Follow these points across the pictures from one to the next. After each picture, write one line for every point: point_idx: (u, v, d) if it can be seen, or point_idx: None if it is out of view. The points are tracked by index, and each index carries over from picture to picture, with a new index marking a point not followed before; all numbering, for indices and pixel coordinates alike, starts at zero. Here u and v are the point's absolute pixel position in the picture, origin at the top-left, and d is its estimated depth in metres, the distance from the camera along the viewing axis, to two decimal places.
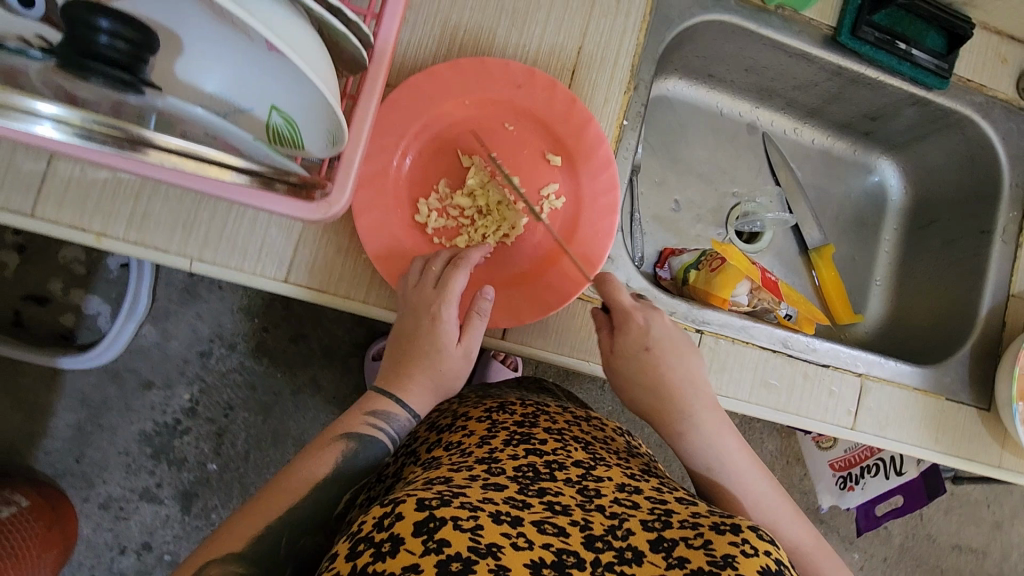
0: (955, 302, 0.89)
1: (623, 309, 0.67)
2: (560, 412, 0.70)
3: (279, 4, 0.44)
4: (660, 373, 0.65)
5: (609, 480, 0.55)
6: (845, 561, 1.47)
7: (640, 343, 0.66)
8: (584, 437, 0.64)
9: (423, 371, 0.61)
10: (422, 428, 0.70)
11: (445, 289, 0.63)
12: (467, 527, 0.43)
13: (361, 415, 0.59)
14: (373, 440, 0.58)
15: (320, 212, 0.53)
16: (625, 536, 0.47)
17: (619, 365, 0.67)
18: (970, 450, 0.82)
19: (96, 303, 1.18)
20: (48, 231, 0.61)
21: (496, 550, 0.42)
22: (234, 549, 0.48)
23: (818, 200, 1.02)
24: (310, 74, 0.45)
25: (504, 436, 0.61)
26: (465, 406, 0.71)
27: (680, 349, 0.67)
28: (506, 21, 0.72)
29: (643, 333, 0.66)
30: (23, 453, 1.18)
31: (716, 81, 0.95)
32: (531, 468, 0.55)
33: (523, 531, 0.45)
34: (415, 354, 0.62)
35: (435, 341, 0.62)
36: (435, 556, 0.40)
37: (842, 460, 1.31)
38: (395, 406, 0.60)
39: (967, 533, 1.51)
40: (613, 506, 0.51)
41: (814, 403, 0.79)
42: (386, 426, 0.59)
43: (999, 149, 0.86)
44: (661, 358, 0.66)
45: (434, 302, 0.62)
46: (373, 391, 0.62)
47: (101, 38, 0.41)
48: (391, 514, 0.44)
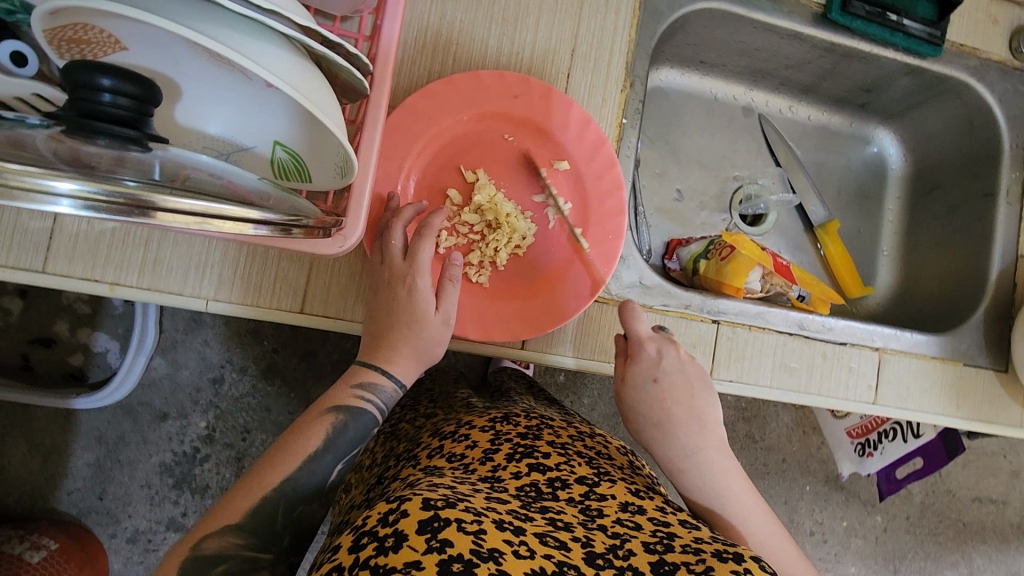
0: (964, 266, 0.89)
1: (638, 338, 0.68)
2: (564, 426, 0.70)
3: (275, 43, 0.41)
4: (666, 407, 0.65)
5: (613, 499, 0.56)
6: (868, 524, 1.49)
7: (649, 373, 0.66)
8: (587, 452, 0.65)
9: (406, 341, 0.62)
10: (427, 434, 0.71)
11: (415, 260, 0.62)
12: (471, 529, 0.44)
13: (348, 389, 0.60)
14: (362, 413, 0.59)
15: (336, 246, 0.53)
16: (626, 556, 0.49)
17: (629, 396, 0.67)
18: (991, 413, 0.82)
19: (103, 340, 1.17)
20: (61, 284, 0.61)
21: (497, 555, 0.44)
22: (231, 522, 0.52)
23: (819, 177, 1.02)
24: (315, 112, 0.43)
25: (507, 449, 0.61)
26: (471, 414, 0.72)
27: (693, 385, 0.66)
28: (497, 30, 0.72)
29: (654, 363, 0.67)
30: (45, 495, 1.18)
31: (709, 67, 0.94)
32: (534, 487, 0.56)
33: (525, 539, 0.46)
34: (390, 320, 0.62)
35: (409, 308, 0.62)
36: (437, 555, 0.42)
37: (859, 426, 1.31)
38: (381, 378, 0.61)
39: (987, 486, 1.52)
40: (616, 527, 0.52)
41: (834, 382, 0.79)
42: (375, 397, 0.60)
43: (996, 111, 0.86)
44: (669, 391, 0.66)
45: (408, 274, 0.62)
46: (357, 363, 0.62)
47: (104, 97, 0.40)
48: (397, 510, 0.45)
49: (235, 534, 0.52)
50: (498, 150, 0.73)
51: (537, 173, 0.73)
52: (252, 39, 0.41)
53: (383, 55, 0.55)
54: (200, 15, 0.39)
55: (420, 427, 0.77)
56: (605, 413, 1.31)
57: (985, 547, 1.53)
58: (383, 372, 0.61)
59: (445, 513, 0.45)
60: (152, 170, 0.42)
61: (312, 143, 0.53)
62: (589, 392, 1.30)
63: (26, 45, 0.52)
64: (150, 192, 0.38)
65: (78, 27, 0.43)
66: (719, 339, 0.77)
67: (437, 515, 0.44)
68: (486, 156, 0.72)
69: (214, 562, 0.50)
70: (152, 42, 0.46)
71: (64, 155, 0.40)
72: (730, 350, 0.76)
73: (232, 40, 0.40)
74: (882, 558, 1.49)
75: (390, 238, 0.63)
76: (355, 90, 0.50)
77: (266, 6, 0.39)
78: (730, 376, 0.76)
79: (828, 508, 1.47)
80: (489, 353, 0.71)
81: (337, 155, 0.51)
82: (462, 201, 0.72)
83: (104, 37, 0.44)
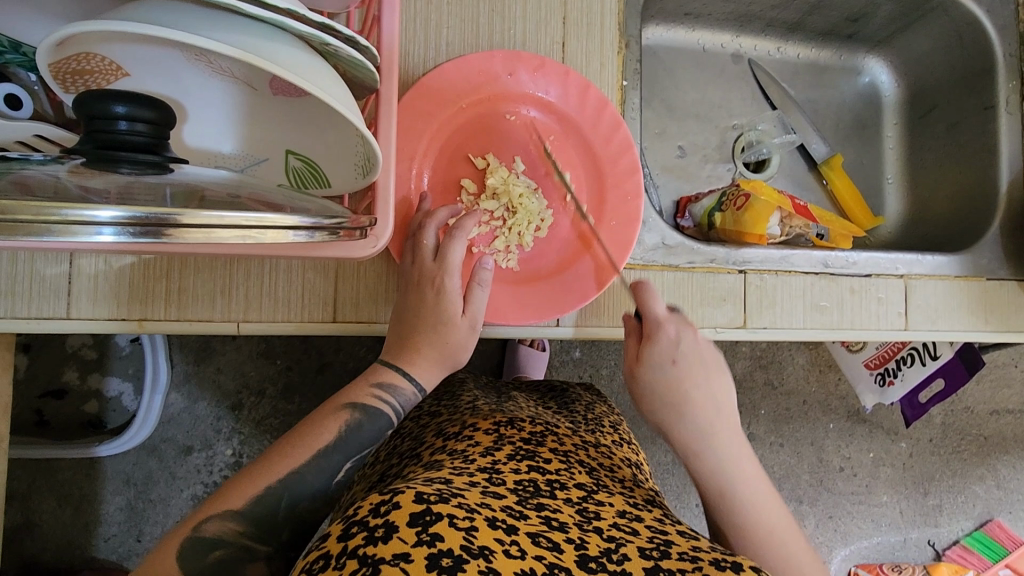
0: (972, 183, 0.89)
1: (656, 319, 0.65)
2: (569, 435, 0.71)
3: (290, 41, 0.39)
4: (682, 388, 0.65)
5: (610, 506, 0.56)
6: (894, 451, 1.51)
7: (668, 356, 0.65)
8: (589, 461, 0.66)
9: (430, 343, 0.62)
10: (431, 435, 0.71)
11: (446, 261, 0.62)
12: (462, 525, 0.44)
13: (367, 387, 0.60)
14: (377, 414, 0.58)
15: (369, 247, 0.51)
16: (621, 560, 0.47)
17: (643, 376, 0.66)
18: (1018, 322, 0.83)
19: (116, 384, 1.15)
20: (89, 329, 0.60)
21: (488, 553, 0.44)
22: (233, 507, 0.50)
23: (816, 114, 1.02)
24: (337, 106, 0.40)
25: (508, 450, 0.61)
26: (475, 416, 0.72)
27: (707, 370, 0.66)
28: (486, 7, 0.70)
29: (673, 345, 0.65)
30: (81, 546, 1.17)
31: (694, 19, 0.93)
32: (531, 484, 0.56)
33: (517, 539, 0.46)
34: (421, 318, 0.62)
35: (438, 309, 0.61)
36: (427, 548, 0.42)
37: (876, 357, 1.31)
38: (401, 379, 0.60)
39: (1002, 397, 1.54)
40: (612, 530, 0.51)
41: (865, 314, 0.80)
42: (391, 399, 0.60)
43: (986, 22, 0.85)
44: (686, 373, 0.65)
45: (438, 275, 0.62)
46: (379, 362, 0.62)
47: (120, 124, 0.38)
48: (388, 501, 0.44)
49: (235, 519, 0.50)
50: (502, 132, 0.71)
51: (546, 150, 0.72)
52: (271, 42, 0.38)
53: (387, 45, 0.53)
54: (214, 23, 0.37)
55: (423, 426, 0.77)
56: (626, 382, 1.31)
57: (1010, 458, 1.56)
58: (405, 373, 0.61)
59: (438, 508, 0.45)
60: (164, 197, 0.39)
61: (327, 148, 0.51)
62: (606, 363, 1.30)
63: (16, 87, 0.50)
64: (178, 210, 0.36)
65: (82, 57, 0.41)
66: (749, 289, 0.77)
67: (429, 509, 0.44)
68: (492, 140, 0.71)
69: (210, 548, 0.48)
70: (156, 65, 0.44)
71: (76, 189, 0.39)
72: (761, 298, 0.77)
73: (250, 45, 0.37)
74: (912, 483, 1.52)
75: (422, 237, 0.63)
76: (364, 85, 0.48)
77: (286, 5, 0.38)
78: (763, 324, 0.76)
79: (854, 442, 1.49)
80: (526, 334, 0.71)
81: (357, 155, 0.49)
82: (477, 189, 0.71)
83: (107, 65, 0.43)
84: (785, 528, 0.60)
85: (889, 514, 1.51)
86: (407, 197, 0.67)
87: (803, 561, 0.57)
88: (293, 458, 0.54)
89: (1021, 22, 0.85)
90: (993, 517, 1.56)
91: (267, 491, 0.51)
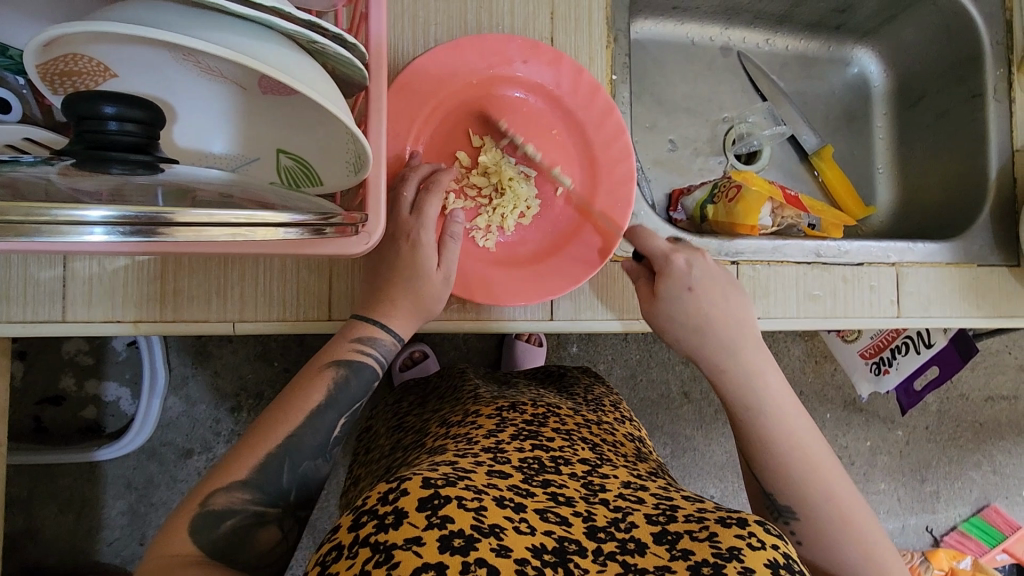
0: (963, 172, 0.89)
1: (661, 253, 0.66)
2: (571, 414, 0.71)
3: (277, 41, 0.39)
4: (704, 312, 0.63)
5: (615, 478, 0.57)
6: (891, 439, 1.52)
7: (683, 284, 0.64)
8: (592, 438, 0.66)
9: (403, 292, 0.61)
10: (435, 426, 0.72)
11: (422, 215, 0.62)
12: (471, 506, 0.45)
13: (348, 342, 0.60)
14: (363, 367, 0.59)
15: (361, 244, 0.50)
16: (628, 528, 0.48)
17: (663, 308, 0.65)
18: (1010, 308, 0.84)
19: (113, 388, 1.15)
20: (83, 331, 0.60)
21: (498, 530, 0.44)
22: (239, 477, 0.52)
23: (806, 105, 1.02)
24: (330, 107, 0.41)
25: (512, 431, 0.62)
26: (478, 403, 0.72)
27: (724, 289, 0.65)
28: (473, 4, 0.70)
29: (686, 273, 0.64)
30: (84, 550, 1.17)
31: (682, 13, 0.94)
32: (537, 461, 0.56)
33: (526, 517, 0.47)
34: (392, 273, 0.61)
35: (411, 262, 0.61)
36: (438, 530, 0.42)
37: (871, 346, 1.31)
38: (378, 331, 0.60)
39: (997, 383, 1.55)
40: (618, 501, 0.52)
41: (858, 302, 0.80)
42: (374, 350, 0.60)
43: (972, 11, 0.86)
44: (704, 297, 0.64)
45: (411, 231, 0.61)
46: (355, 317, 0.62)
47: (110, 125, 0.39)
48: (396, 489, 0.45)
49: (243, 489, 0.51)
50: (502, 114, 0.72)
51: (544, 141, 0.73)
52: (263, 43, 0.39)
53: (375, 40, 0.53)
54: (205, 23, 0.37)
55: (427, 420, 0.78)
56: (622, 376, 1.32)
57: (1006, 443, 1.57)
58: (383, 326, 0.61)
59: (445, 491, 0.45)
60: (156, 198, 0.40)
61: (318, 145, 0.52)
62: (603, 357, 1.30)
63: (5, 90, 0.50)
64: (172, 208, 0.36)
65: (69, 59, 0.41)
66: (742, 280, 0.77)
67: (437, 493, 0.45)
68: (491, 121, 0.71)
69: (221, 519, 0.49)
70: (144, 65, 0.45)
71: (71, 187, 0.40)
72: (754, 288, 0.77)
73: (242, 45, 0.38)
74: (909, 470, 1.53)
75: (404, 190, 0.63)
76: (352, 82, 0.48)
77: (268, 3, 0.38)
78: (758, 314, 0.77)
79: (851, 431, 1.50)
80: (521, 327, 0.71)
81: (347, 152, 0.49)
82: (470, 163, 0.71)
83: (94, 65, 0.43)
84: (806, 434, 0.59)
85: (887, 502, 1.52)
86: (399, 155, 0.68)
87: (829, 471, 0.57)
88: (287, 423, 0.55)
89: (1006, 11, 0.86)
90: (989, 502, 1.58)
91: (269, 457, 0.53)
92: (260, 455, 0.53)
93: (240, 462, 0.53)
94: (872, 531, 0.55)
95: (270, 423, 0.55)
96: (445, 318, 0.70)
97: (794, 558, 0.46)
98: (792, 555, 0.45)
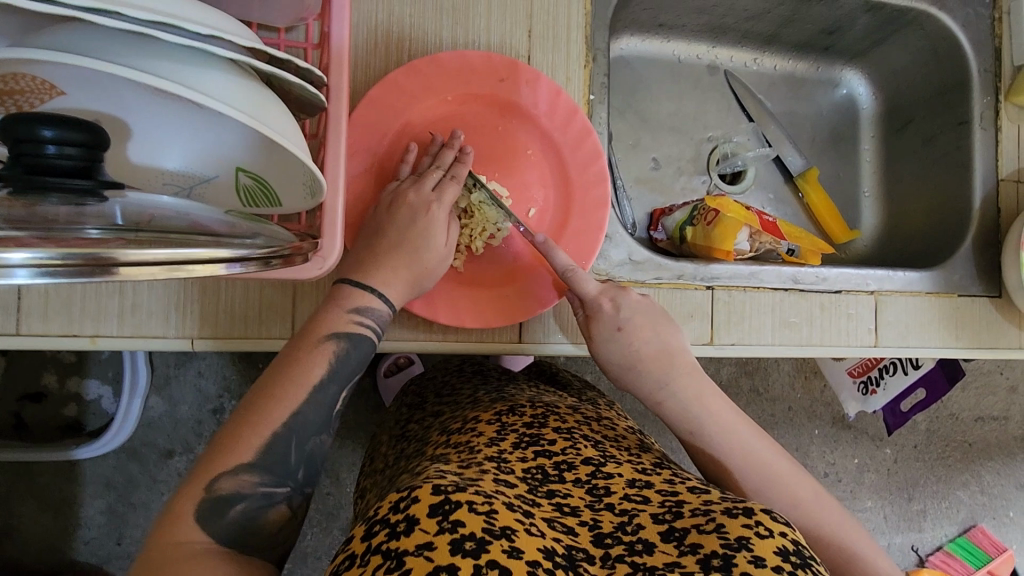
0: (946, 199, 0.88)
1: (590, 298, 0.64)
2: (571, 413, 0.70)
3: (224, 71, 0.40)
4: (636, 349, 0.64)
5: (619, 477, 0.55)
6: (879, 458, 1.50)
7: (613, 325, 0.64)
8: (593, 435, 0.64)
9: (404, 262, 0.60)
10: (435, 434, 0.70)
11: (442, 191, 0.64)
12: (482, 510, 0.43)
13: (345, 313, 0.56)
14: (362, 339, 0.56)
15: (316, 269, 0.52)
16: (635, 530, 0.48)
17: (598, 350, 0.66)
18: (989, 340, 0.83)
19: (95, 387, 1.14)
20: (40, 344, 0.60)
21: (510, 532, 0.42)
22: (244, 459, 0.48)
23: (792, 125, 1.01)
24: (278, 137, 0.41)
25: (513, 438, 0.61)
26: (476, 410, 0.71)
27: (654, 322, 0.65)
28: (448, 20, 0.70)
29: (615, 316, 0.64)
30: (61, 549, 1.15)
31: (668, 30, 0.93)
32: (541, 470, 0.56)
33: (535, 522, 0.46)
34: (397, 239, 0.60)
35: (426, 229, 0.61)
36: (450, 535, 0.40)
37: (859, 365, 1.27)
38: (375, 300, 0.58)
39: (987, 404, 1.54)
40: (624, 503, 0.51)
41: (835, 330, 0.79)
42: (370, 320, 0.57)
43: (960, 37, 0.85)
44: (634, 334, 0.64)
45: (431, 204, 0.63)
46: (345, 284, 0.58)
47: (49, 149, 0.38)
48: (406, 497, 0.43)
49: (251, 471, 0.48)
50: (476, 133, 0.70)
51: (519, 160, 0.71)
52: (201, 69, 0.39)
53: (336, 54, 0.54)
54: (143, 53, 0.37)
55: (428, 427, 0.77)
56: (609, 387, 1.30)
57: (994, 464, 1.56)
58: (379, 295, 0.58)
59: (456, 496, 0.43)
60: (113, 216, 0.42)
61: (276, 169, 0.51)
62: (592, 368, 1.28)
63: None
64: (110, 249, 0.35)
65: (10, 77, 0.41)
66: (716, 305, 0.76)
67: (447, 498, 0.43)
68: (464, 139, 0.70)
69: (230, 503, 0.47)
70: (89, 83, 0.43)
71: (17, 212, 0.39)
72: (729, 314, 0.76)
73: (180, 73, 0.38)
74: (896, 488, 1.51)
75: (433, 169, 0.65)
76: (312, 104, 0.49)
77: (206, 32, 0.37)
78: (732, 340, 0.76)
79: (839, 448, 1.49)
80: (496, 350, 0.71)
81: (303, 177, 0.49)
82: None
83: (38, 84, 0.42)
84: (769, 451, 0.60)
85: (874, 520, 1.50)
86: (369, 172, 0.67)
87: (803, 492, 0.57)
88: (291, 398, 0.51)
89: (995, 37, 0.85)
90: (976, 523, 1.56)
91: (275, 436, 0.50)
92: (264, 436, 0.49)
93: (241, 442, 0.49)
94: (856, 535, 0.56)
95: (268, 396, 0.51)
96: (411, 338, 0.69)
97: (803, 545, 0.44)
98: (800, 542, 0.44)
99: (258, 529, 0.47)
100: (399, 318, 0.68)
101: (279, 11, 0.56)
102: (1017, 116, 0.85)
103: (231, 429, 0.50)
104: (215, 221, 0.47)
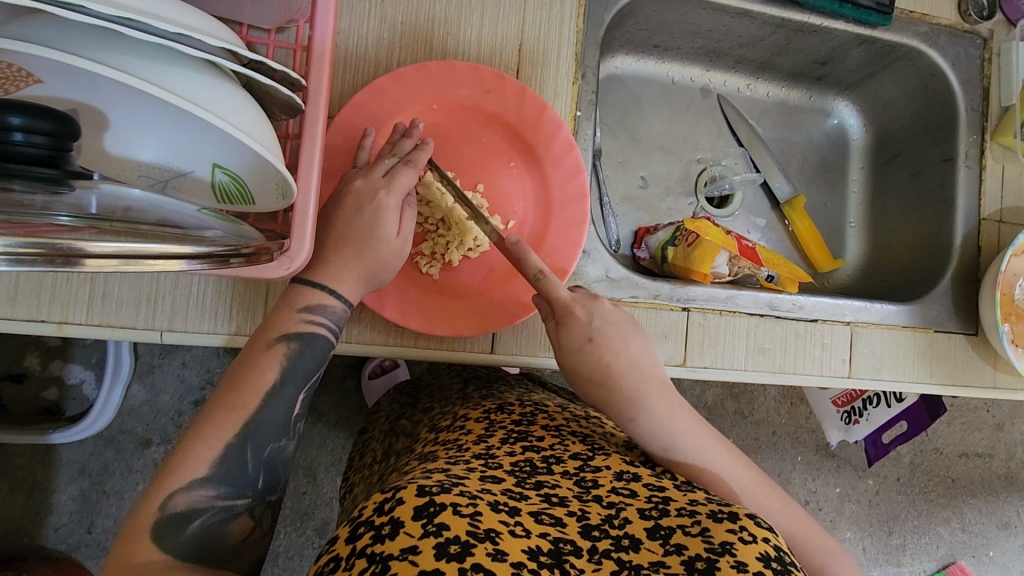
0: (929, 236, 0.89)
1: (562, 303, 0.63)
2: (559, 410, 0.69)
3: (193, 69, 0.42)
4: (606, 363, 0.62)
5: (608, 469, 0.55)
6: (860, 488, 1.49)
7: (583, 334, 0.63)
8: (582, 431, 0.63)
9: (355, 254, 0.59)
10: (425, 431, 0.70)
11: (392, 179, 0.61)
12: (466, 512, 0.42)
13: (295, 314, 0.56)
14: (315, 338, 0.56)
15: (280, 269, 0.53)
16: (622, 524, 0.47)
17: (567, 360, 0.64)
18: (965, 376, 0.83)
19: (78, 371, 1.13)
20: (8, 327, 0.60)
21: (494, 535, 0.42)
22: (200, 473, 0.48)
23: (782, 152, 1.02)
24: (241, 135, 0.43)
25: (501, 435, 0.60)
26: (466, 408, 0.71)
27: (624, 332, 0.64)
28: (439, 30, 0.70)
29: (586, 323, 0.63)
30: (30, 533, 1.14)
31: (663, 51, 0.94)
32: (529, 463, 0.55)
33: (520, 520, 0.45)
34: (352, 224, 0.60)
35: (372, 221, 0.59)
36: (435, 538, 0.40)
37: (844, 394, 1.27)
38: (326, 297, 0.57)
39: (972, 440, 1.54)
40: (611, 496, 0.51)
41: (810, 359, 0.79)
42: (323, 319, 0.57)
43: (950, 75, 0.86)
44: (606, 347, 0.63)
45: (378, 190, 0.61)
46: (297, 282, 0.58)
47: (16, 136, 0.36)
48: (391, 499, 0.43)
49: (206, 485, 0.48)
50: (459, 143, 0.70)
51: (499, 171, 0.71)
52: (167, 67, 0.41)
53: (319, 48, 0.55)
54: (110, 47, 0.39)
55: (418, 422, 0.77)
56: None
57: (976, 501, 1.55)
58: (330, 291, 0.57)
59: (441, 498, 0.43)
60: (88, 205, 0.43)
61: (254, 169, 0.51)
62: None
63: None
64: (70, 239, 0.34)
65: None
66: (691, 327, 0.76)
67: (432, 500, 0.42)
68: (449, 150, 0.70)
69: (187, 520, 0.47)
70: (67, 73, 0.43)
71: None
72: (703, 336, 0.76)
73: (149, 70, 0.40)
74: (876, 521, 1.50)
75: (387, 156, 0.63)
76: (290, 105, 0.50)
77: (172, 30, 0.38)
78: (704, 363, 0.76)
79: (821, 476, 1.48)
80: (459, 359, 0.70)
81: (275, 177, 0.50)
82: None
83: (15, 71, 0.42)
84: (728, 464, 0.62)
85: (852, 552, 1.48)
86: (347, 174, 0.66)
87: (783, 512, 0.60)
88: (245, 406, 0.51)
89: (984, 78, 0.86)
90: (955, 559, 1.54)
91: (231, 446, 0.49)
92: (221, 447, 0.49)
93: (197, 456, 0.48)
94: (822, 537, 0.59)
95: (221, 403, 0.51)
96: (383, 339, 0.69)
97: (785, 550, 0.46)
98: (783, 548, 0.45)
99: (219, 543, 0.48)
100: (371, 323, 0.69)
101: (268, 12, 0.57)
102: (1001, 156, 0.85)
103: (182, 444, 0.49)
104: (185, 217, 0.48)
